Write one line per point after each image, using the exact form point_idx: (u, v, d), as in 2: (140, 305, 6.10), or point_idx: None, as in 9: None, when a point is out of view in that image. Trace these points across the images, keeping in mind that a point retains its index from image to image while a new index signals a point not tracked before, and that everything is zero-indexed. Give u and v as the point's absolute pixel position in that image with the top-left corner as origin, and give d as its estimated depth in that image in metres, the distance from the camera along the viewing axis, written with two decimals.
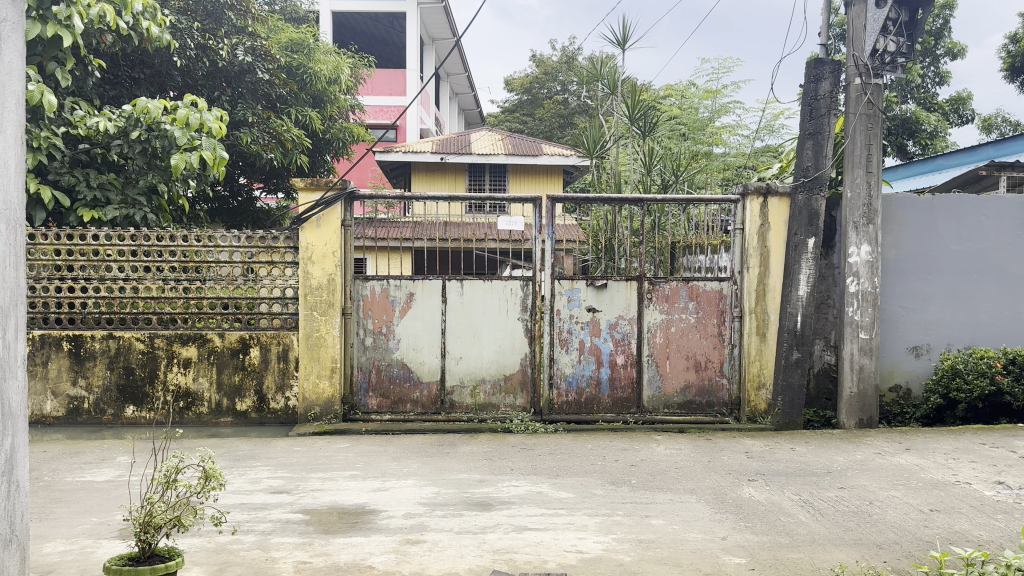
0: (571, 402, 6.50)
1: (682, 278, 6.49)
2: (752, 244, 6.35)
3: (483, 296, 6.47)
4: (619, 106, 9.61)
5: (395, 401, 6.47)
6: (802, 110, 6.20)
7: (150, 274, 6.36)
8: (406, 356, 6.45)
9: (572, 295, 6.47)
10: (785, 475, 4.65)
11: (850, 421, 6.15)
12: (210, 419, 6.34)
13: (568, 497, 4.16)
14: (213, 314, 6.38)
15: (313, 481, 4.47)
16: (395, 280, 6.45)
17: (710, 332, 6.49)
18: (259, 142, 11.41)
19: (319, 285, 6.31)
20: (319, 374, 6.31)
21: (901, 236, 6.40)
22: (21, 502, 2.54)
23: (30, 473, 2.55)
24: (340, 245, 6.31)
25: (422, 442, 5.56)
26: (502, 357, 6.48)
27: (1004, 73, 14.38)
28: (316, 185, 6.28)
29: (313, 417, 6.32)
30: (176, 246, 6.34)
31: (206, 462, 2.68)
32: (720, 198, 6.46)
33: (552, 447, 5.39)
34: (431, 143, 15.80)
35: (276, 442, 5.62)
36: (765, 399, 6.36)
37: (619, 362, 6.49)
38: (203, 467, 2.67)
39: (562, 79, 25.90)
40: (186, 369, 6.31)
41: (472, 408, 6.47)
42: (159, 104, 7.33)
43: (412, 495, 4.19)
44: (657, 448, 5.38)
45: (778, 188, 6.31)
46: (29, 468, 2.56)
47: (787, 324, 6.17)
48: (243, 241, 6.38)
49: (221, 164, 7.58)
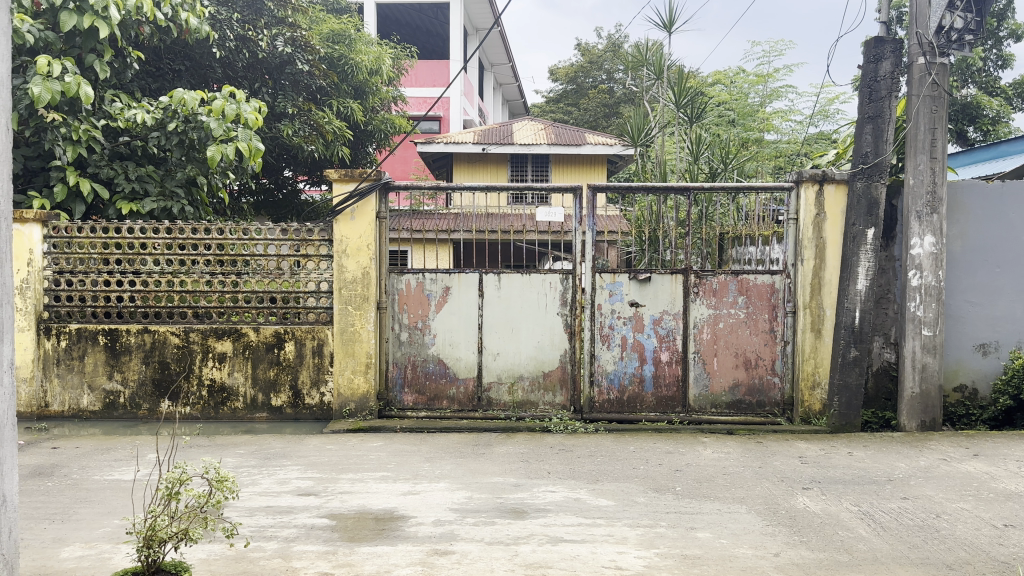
0: (613, 401, 6.24)
1: (731, 272, 6.17)
2: (807, 234, 6.02)
3: (522, 290, 6.24)
4: (665, 93, 9.31)
5: (431, 398, 6.29)
6: (861, 92, 5.84)
7: (185, 268, 6.27)
8: (442, 352, 6.27)
9: (614, 289, 6.21)
10: (842, 484, 4.34)
11: (911, 423, 5.78)
12: (246, 414, 6.24)
13: (608, 505, 3.92)
14: (248, 308, 6.25)
15: (342, 483, 4.30)
16: (431, 273, 6.26)
17: (760, 328, 6.18)
18: (300, 134, 11.36)
19: (354, 279, 6.15)
20: (353, 369, 6.17)
21: (967, 225, 6.00)
22: (9, 517, 2.46)
23: (17, 488, 2.47)
24: (375, 238, 6.15)
25: (458, 441, 5.36)
26: (541, 353, 6.25)
27: None
28: (350, 175, 6.09)
29: (348, 413, 6.18)
30: (211, 239, 6.24)
31: (216, 472, 2.56)
32: (773, 186, 6.12)
33: (592, 448, 5.15)
34: (473, 134, 15.63)
35: (309, 440, 5.48)
36: (820, 399, 6.03)
37: (664, 359, 6.21)
38: (214, 477, 2.54)
39: (608, 67, 25.49)
40: (221, 364, 6.22)
41: (511, 406, 6.27)
42: (196, 95, 7.29)
43: (443, 500, 3.99)
44: (704, 451, 5.10)
45: (834, 175, 5.95)
46: (17, 481, 2.48)
47: (844, 320, 5.84)
48: (278, 234, 6.24)
49: (257, 156, 7.50)
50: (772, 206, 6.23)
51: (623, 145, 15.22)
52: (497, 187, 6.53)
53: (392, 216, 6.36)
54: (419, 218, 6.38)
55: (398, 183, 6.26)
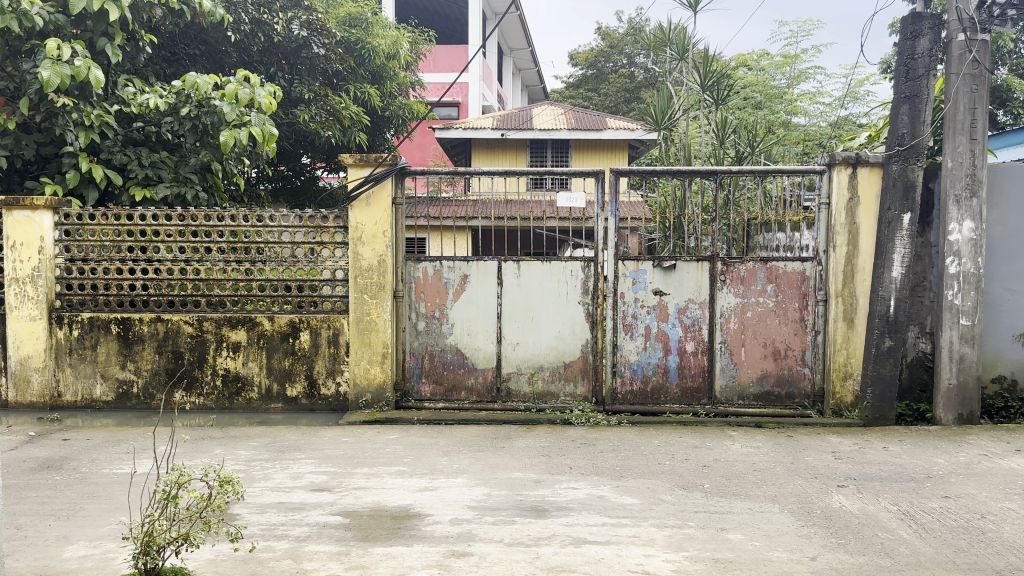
0: (637, 392, 6.06)
1: (759, 259, 5.95)
2: (839, 220, 5.79)
3: (542, 278, 6.06)
4: (690, 74, 9.07)
5: (449, 389, 6.14)
6: (898, 71, 5.58)
7: (198, 255, 6.14)
8: (460, 341, 6.11)
9: (637, 277, 6.01)
10: (880, 481, 4.13)
11: (947, 417, 5.55)
12: (261, 405, 6.12)
13: (633, 503, 3.74)
14: (262, 297, 6.11)
15: (356, 478, 4.16)
16: (449, 261, 6.10)
17: (790, 317, 5.96)
18: (317, 119, 11.24)
19: (370, 267, 5.99)
20: (370, 360, 6.02)
21: (1007, 210, 5.71)
22: None
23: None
24: (391, 225, 5.98)
25: (476, 434, 5.20)
26: (562, 343, 6.08)
27: None
28: (366, 160, 5.91)
29: (365, 404, 6.04)
30: (224, 226, 6.11)
31: (219, 471, 2.42)
32: (803, 169, 5.88)
33: (615, 442, 4.97)
34: (492, 119, 15.42)
35: (324, 432, 5.35)
36: (851, 391, 5.82)
37: (688, 349, 6.02)
38: (217, 480, 2.40)
39: (628, 51, 25.11)
40: (236, 354, 6.10)
41: (531, 397, 6.10)
42: (209, 79, 7.14)
43: (461, 497, 3.83)
44: (732, 446, 4.90)
45: (868, 157, 5.71)
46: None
47: (878, 309, 5.60)
48: (292, 221, 6.10)
49: (271, 141, 7.36)
50: (802, 190, 6.00)
51: (645, 128, 14.95)
52: (517, 173, 6.33)
53: (408, 203, 6.19)
54: (436, 204, 6.21)
55: (415, 168, 6.09)
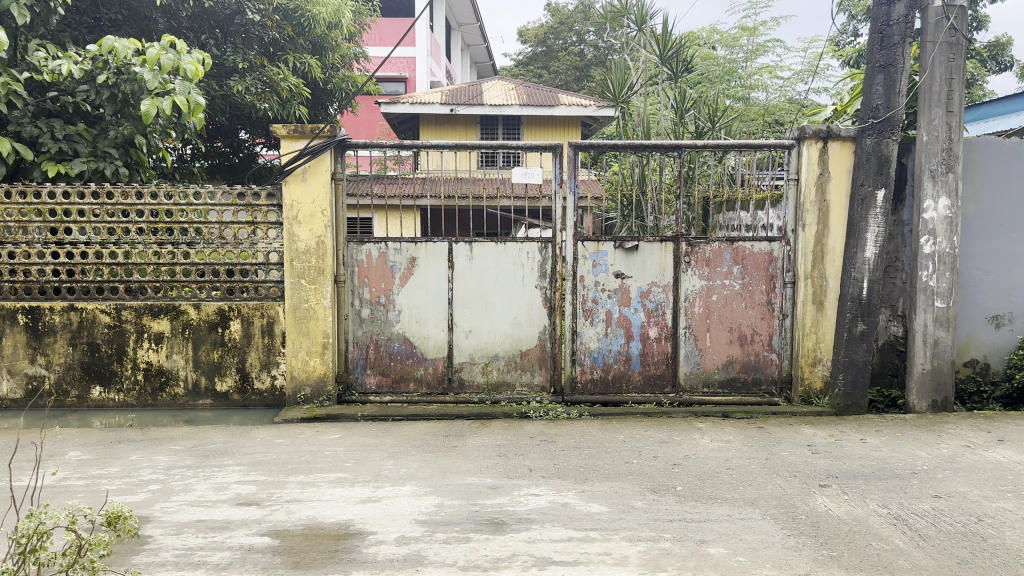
0: (597, 381, 5.69)
1: (726, 239, 5.60)
2: (809, 197, 5.48)
3: (495, 260, 5.62)
4: (648, 45, 8.70)
5: (396, 380, 5.68)
6: (872, 38, 5.22)
7: (115, 237, 5.54)
8: (408, 330, 5.65)
9: (597, 259, 5.62)
10: (864, 479, 3.82)
11: (921, 403, 5.31)
12: (187, 401, 5.59)
13: (602, 512, 3.35)
14: (187, 282, 5.56)
15: (290, 489, 3.69)
16: (395, 243, 5.61)
17: (757, 301, 5.64)
18: (252, 91, 10.65)
19: (308, 249, 5.48)
20: (308, 351, 5.52)
21: (982, 186, 5.46)
22: None
23: None
24: (330, 203, 5.47)
25: (425, 431, 4.76)
26: (518, 330, 5.66)
27: None
28: (300, 132, 5.39)
29: (303, 399, 5.55)
30: (143, 204, 5.51)
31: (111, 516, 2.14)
32: (772, 144, 5.54)
33: (577, 438, 4.58)
34: (441, 94, 14.87)
35: (256, 432, 4.85)
36: (821, 377, 5.53)
37: (652, 335, 5.66)
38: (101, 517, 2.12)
39: (579, 28, 24.67)
40: (159, 346, 5.55)
41: (485, 389, 5.69)
42: (128, 42, 6.47)
43: (408, 509, 3.39)
44: (702, 438, 4.56)
45: (840, 131, 5.40)
46: None
47: (850, 291, 5.31)
48: (219, 199, 5.54)
49: (197, 111, 6.73)
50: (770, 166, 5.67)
51: (598, 105, 14.59)
52: (467, 146, 5.85)
53: (353, 180, 5.74)
54: (382, 182, 5.75)
55: (356, 140, 5.58)
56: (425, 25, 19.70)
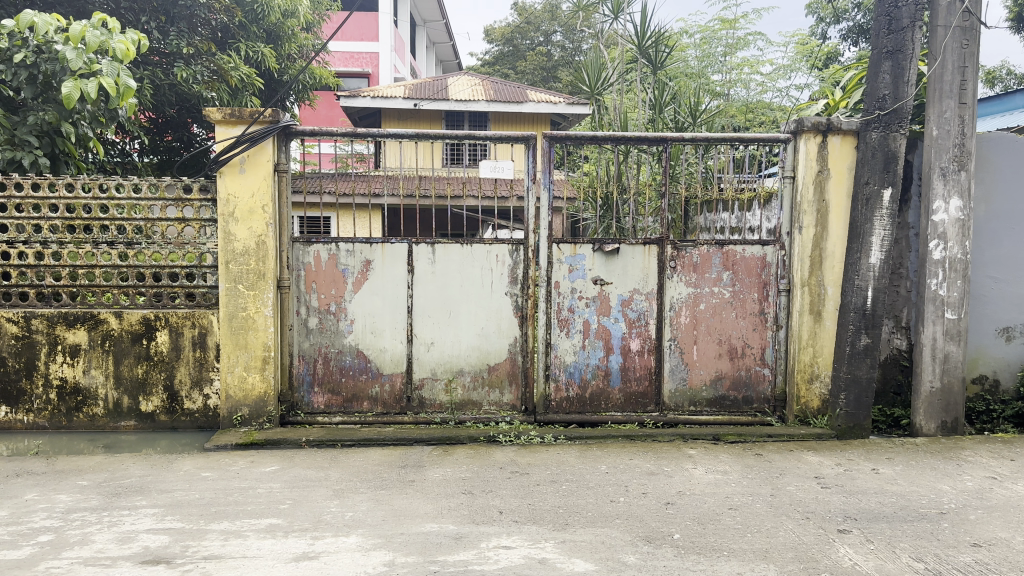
0: (573, 399, 5.12)
1: (715, 241, 5.06)
2: (807, 196, 4.94)
3: (460, 265, 5.02)
4: (623, 35, 8.16)
5: (348, 399, 5.05)
6: (878, 21, 4.70)
7: (24, 235, 4.85)
8: (362, 341, 5.02)
9: (574, 263, 5.04)
10: (888, 522, 3.28)
11: (929, 425, 4.83)
12: (108, 423, 4.89)
13: (588, 571, 2.75)
14: (108, 288, 4.88)
15: (209, 542, 3.04)
16: (346, 243, 4.96)
17: (748, 310, 5.11)
18: (200, 80, 9.96)
19: (245, 250, 4.81)
20: (246, 365, 4.86)
21: (993, 186, 5.00)
22: None
23: None
24: (272, 197, 4.81)
25: (379, 462, 4.13)
26: (485, 342, 5.07)
27: (1011, 23, 13.50)
28: (238, 116, 4.74)
29: (240, 421, 4.88)
30: (57, 197, 4.83)
31: None
32: (766, 137, 5.02)
33: (553, 467, 3.97)
34: (404, 89, 14.21)
35: (180, 463, 4.17)
36: (818, 395, 4.99)
37: (633, 348, 5.10)
38: None
39: (546, 28, 24.13)
40: (74, 360, 4.84)
41: (447, 408, 5.08)
42: (49, 17, 5.71)
43: (351, 570, 2.76)
44: (695, 468, 3.98)
45: (841, 124, 4.86)
46: None
47: (853, 301, 4.78)
48: (143, 192, 4.86)
49: (129, 96, 5.94)
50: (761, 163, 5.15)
51: (568, 102, 14.06)
52: (429, 136, 5.21)
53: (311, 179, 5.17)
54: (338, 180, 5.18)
55: (302, 127, 4.95)
56: (388, 19, 19.04)
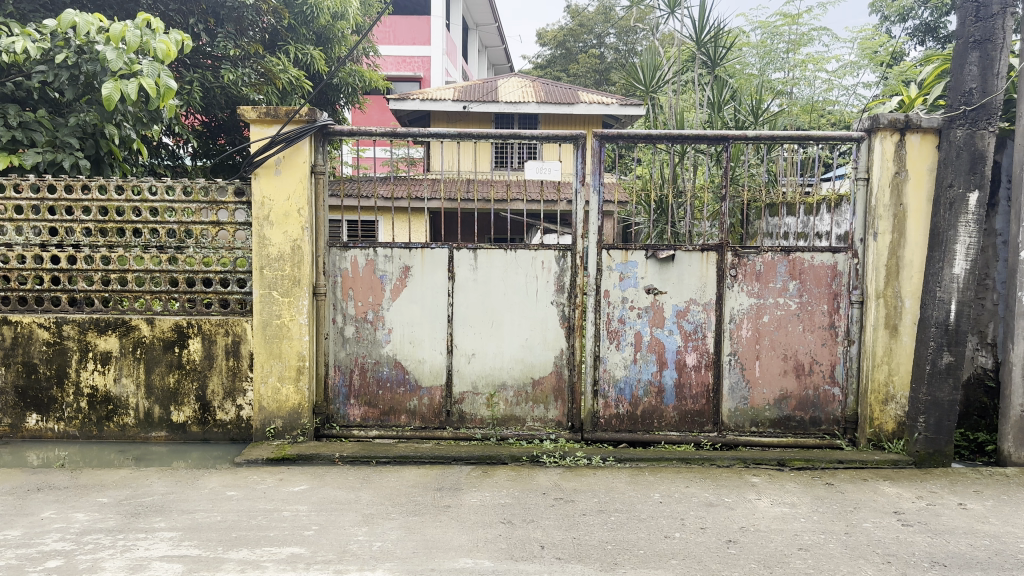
0: (624, 417, 4.78)
1: (780, 249, 4.67)
2: (882, 201, 4.53)
3: (504, 273, 4.73)
4: (680, 30, 7.77)
5: (385, 412, 4.80)
6: (964, 8, 4.25)
7: (57, 238, 4.72)
8: (400, 352, 4.77)
9: (625, 271, 4.71)
10: (984, 570, 2.87)
11: (1019, 452, 4.37)
12: (138, 433, 4.74)
13: None
14: (140, 294, 4.72)
15: (225, 573, 2.80)
16: (385, 248, 4.72)
17: (816, 323, 4.71)
18: (248, 82, 9.88)
19: (280, 255, 4.59)
20: (280, 376, 4.63)
21: None
22: None
23: None
24: (308, 200, 4.58)
25: (414, 483, 3.85)
26: (530, 354, 4.76)
27: None
28: (273, 115, 4.52)
29: (273, 434, 4.65)
30: (90, 200, 4.69)
31: None
32: (837, 136, 4.62)
33: (601, 494, 3.65)
34: (454, 91, 14.02)
35: (206, 479, 3.96)
36: (893, 418, 4.57)
37: (689, 363, 4.74)
38: None
39: (598, 31, 23.76)
40: (105, 368, 4.69)
41: (489, 424, 4.79)
42: (91, 17, 5.51)
43: None
44: (758, 500, 3.61)
45: (920, 121, 4.44)
46: None
47: (935, 315, 4.34)
48: (177, 194, 4.69)
49: (169, 98, 5.68)
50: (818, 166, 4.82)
51: (620, 104, 13.68)
52: (472, 135, 4.92)
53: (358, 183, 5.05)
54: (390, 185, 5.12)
55: (341, 127, 4.72)
56: (440, 23, 18.92)
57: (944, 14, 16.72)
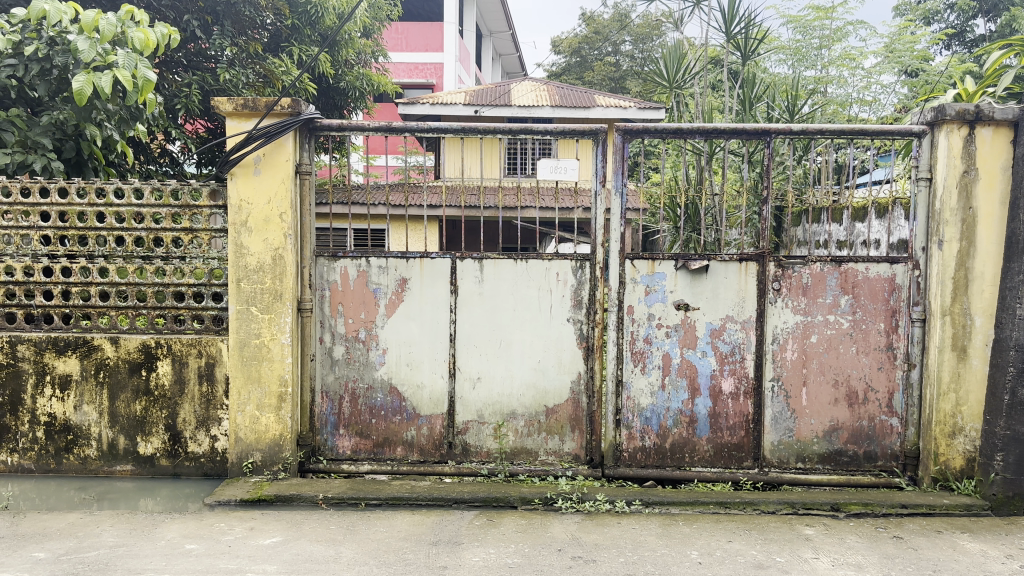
0: (650, 451, 4.20)
1: (831, 258, 4.08)
2: (949, 204, 3.91)
3: (513, 286, 4.16)
4: (706, 24, 7.18)
5: (379, 444, 4.25)
6: None
7: (13, 247, 4.20)
8: (396, 375, 4.21)
9: (651, 284, 4.12)
10: None
11: None
12: (101, 467, 4.20)
13: None
14: (104, 311, 4.18)
15: None
16: (378, 258, 4.17)
17: (871, 344, 4.12)
18: (249, 83, 9.38)
19: (259, 266, 4.04)
20: (258, 403, 4.08)
21: None
22: None
23: None
24: (291, 204, 4.03)
25: (406, 535, 3.28)
26: (543, 378, 4.19)
27: None
28: (250, 108, 3.98)
29: (251, 469, 4.10)
30: (49, 204, 4.15)
31: None
32: (895, 130, 4.02)
33: (628, 552, 3.06)
34: (465, 96, 13.49)
35: (166, 527, 3.40)
36: (962, 453, 3.95)
37: (725, 390, 4.16)
38: None
39: (613, 38, 23.20)
40: (64, 394, 4.15)
41: (496, 458, 4.22)
42: (63, 5, 4.97)
43: None
44: (817, 560, 3.02)
45: (994, 112, 3.82)
46: None
47: (1015, 336, 3.72)
48: (146, 197, 4.16)
49: (149, 92, 5.08)
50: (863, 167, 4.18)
51: (638, 108, 13.08)
52: (475, 130, 4.32)
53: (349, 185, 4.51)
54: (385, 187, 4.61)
55: (329, 121, 4.18)
56: (453, 29, 18.42)
57: (970, 17, 16.08)
